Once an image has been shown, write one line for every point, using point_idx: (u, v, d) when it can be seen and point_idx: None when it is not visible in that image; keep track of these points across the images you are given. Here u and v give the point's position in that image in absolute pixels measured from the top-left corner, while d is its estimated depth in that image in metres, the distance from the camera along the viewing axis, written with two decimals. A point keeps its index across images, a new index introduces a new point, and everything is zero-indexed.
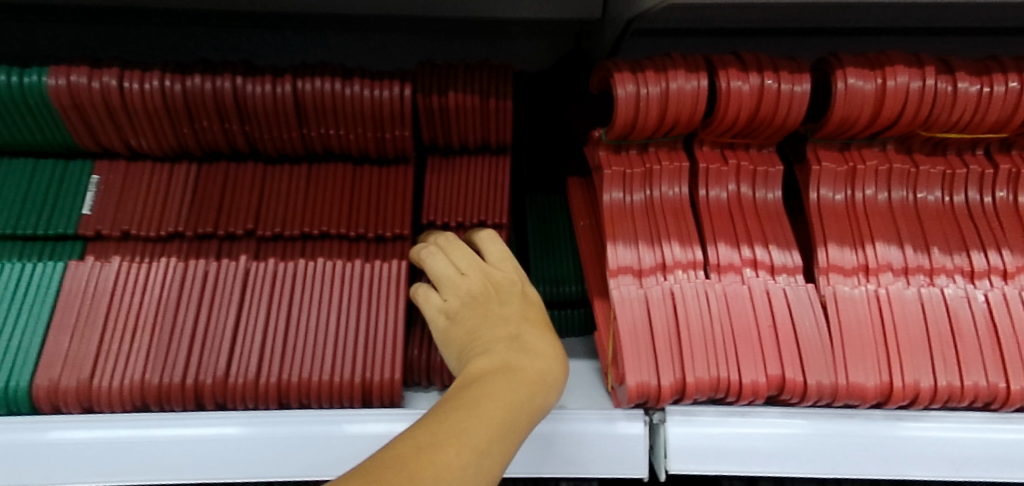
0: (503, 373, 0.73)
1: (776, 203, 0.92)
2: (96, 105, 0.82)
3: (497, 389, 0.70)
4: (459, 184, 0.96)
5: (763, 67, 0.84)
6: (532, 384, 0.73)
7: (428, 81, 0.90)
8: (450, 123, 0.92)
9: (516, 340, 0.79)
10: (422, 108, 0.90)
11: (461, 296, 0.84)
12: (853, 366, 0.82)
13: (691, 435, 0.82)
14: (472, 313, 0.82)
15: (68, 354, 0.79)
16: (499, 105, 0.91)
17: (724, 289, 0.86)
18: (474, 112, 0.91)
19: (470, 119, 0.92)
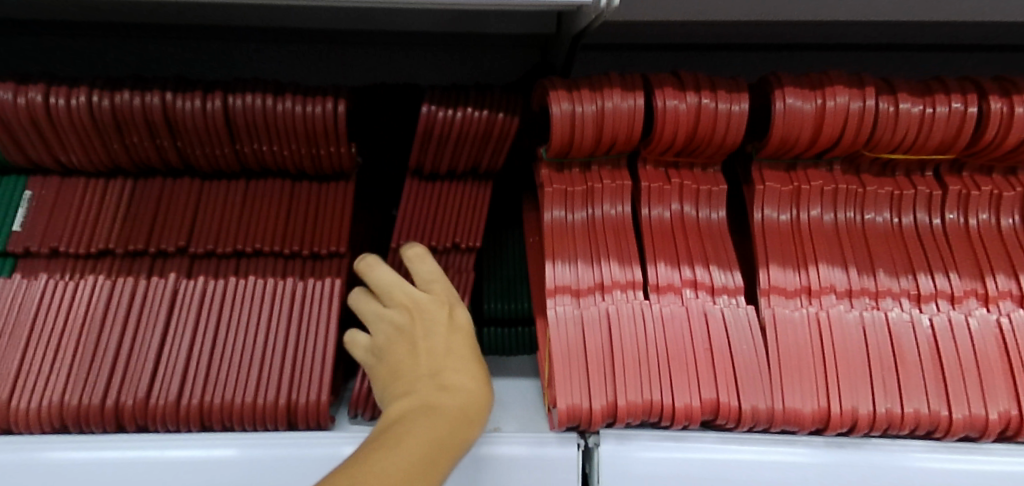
0: (419, 415, 0.72)
1: (719, 223, 0.91)
2: (22, 121, 0.81)
3: (417, 428, 0.69)
4: (434, 207, 0.91)
5: (700, 87, 0.83)
6: (453, 421, 0.72)
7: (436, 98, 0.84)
8: (448, 146, 0.86)
9: (435, 377, 0.76)
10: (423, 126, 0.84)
11: (386, 330, 0.80)
12: (788, 390, 0.81)
13: (624, 460, 0.80)
14: (392, 351, 0.79)
15: None
16: (497, 130, 0.85)
17: (662, 311, 0.85)
18: (477, 137, 0.85)
19: (464, 143, 0.86)
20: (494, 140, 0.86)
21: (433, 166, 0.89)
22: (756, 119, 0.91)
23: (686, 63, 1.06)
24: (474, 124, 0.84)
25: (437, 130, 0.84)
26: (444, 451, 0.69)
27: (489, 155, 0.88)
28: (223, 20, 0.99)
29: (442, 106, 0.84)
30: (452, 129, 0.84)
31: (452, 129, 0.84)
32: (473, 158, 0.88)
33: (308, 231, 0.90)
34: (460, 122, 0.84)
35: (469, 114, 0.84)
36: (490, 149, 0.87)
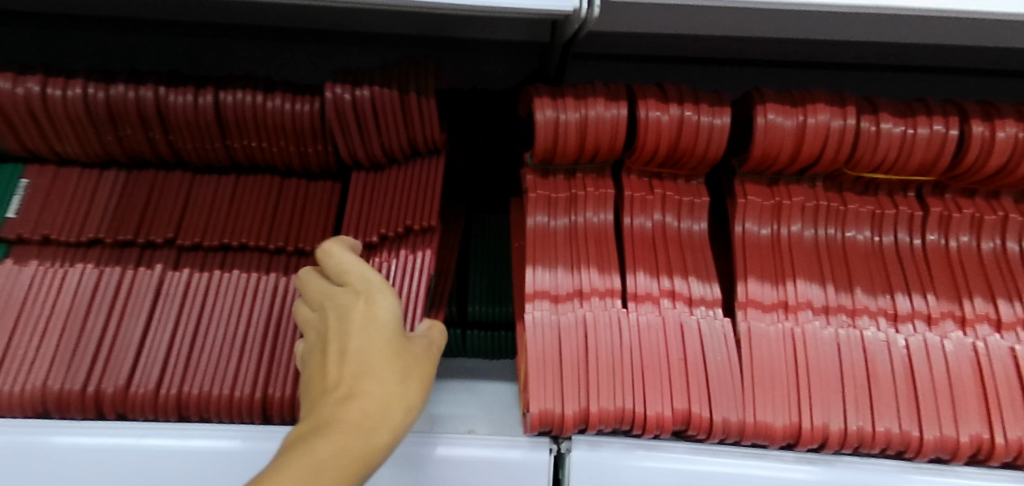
0: (318, 429, 0.67)
1: (701, 235, 0.92)
2: (19, 109, 0.83)
3: (310, 443, 0.64)
4: (387, 193, 0.88)
5: (683, 99, 0.84)
6: (354, 431, 0.66)
7: (341, 79, 0.83)
8: (370, 125, 0.84)
9: (344, 384, 0.71)
10: (334, 108, 0.83)
11: (311, 339, 0.78)
12: (760, 404, 0.81)
13: (594, 466, 0.81)
14: (314, 360, 0.75)
15: None
16: (413, 100, 0.83)
17: (638, 319, 0.85)
18: (392, 113, 0.83)
19: (386, 119, 0.84)
20: (415, 117, 0.84)
21: (366, 151, 0.87)
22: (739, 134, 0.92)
23: (676, 77, 1.07)
24: (381, 103, 0.82)
25: (348, 110, 0.82)
26: (343, 464, 0.64)
27: (418, 128, 0.84)
28: (222, 17, 1.01)
29: (346, 87, 0.82)
30: (362, 108, 0.83)
31: (362, 108, 0.83)
32: (403, 138, 0.85)
33: (292, 229, 0.91)
34: (370, 98, 0.83)
35: (373, 90, 0.82)
36: (418, 126, 0.84)
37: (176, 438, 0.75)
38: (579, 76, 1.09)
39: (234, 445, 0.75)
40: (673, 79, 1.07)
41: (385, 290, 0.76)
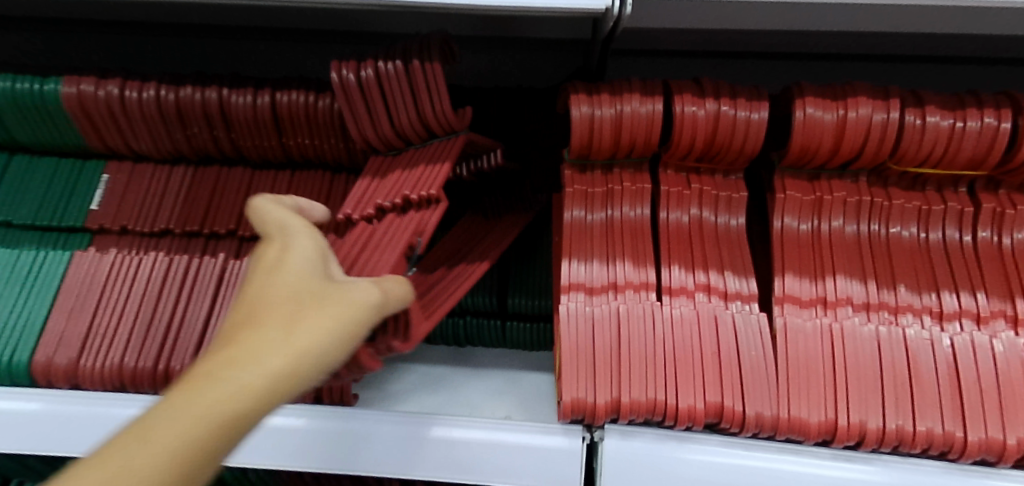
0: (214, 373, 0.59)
1: (739, 230, 0.92)
2: (101, 110, 0.91)
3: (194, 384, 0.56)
4: (394, 175, 0.83)
5: (719, 94, 0.85)
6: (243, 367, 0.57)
7: (348, 60, 0.83)
8: (376, 102, 0.82)
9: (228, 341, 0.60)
10: (342, 87, 0.82)
11: None
12: (794, 399, 0.81)
13: (626, 455, 0.82)
14: None
15: (62, 334, 0.89)
16: (418, 73, 0.80)
17: (673, 313, 0.86)
18: (398, 87, 0.80)
19: (392, 97, 0.81)
20: (420, 90, 0.80)
21: (378, 133, 0.85)
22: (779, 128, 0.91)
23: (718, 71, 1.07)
24: (387, 77, 0.80)
25: (355, 88, 0.81)
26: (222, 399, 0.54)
27: (424, 101, 0.80)
28: (281, 23, 1.07)
29: (353, 66, 0.81)
30: (370, 86, 0.81)
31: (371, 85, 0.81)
32: (411, 115, 0.82)
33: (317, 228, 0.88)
34: (376, 76, 0.81)
35: (380, 66, 0.80)
36: (425, 99, 0.81)
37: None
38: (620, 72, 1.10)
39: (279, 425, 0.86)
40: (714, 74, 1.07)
41: (304, 235, 0.69)
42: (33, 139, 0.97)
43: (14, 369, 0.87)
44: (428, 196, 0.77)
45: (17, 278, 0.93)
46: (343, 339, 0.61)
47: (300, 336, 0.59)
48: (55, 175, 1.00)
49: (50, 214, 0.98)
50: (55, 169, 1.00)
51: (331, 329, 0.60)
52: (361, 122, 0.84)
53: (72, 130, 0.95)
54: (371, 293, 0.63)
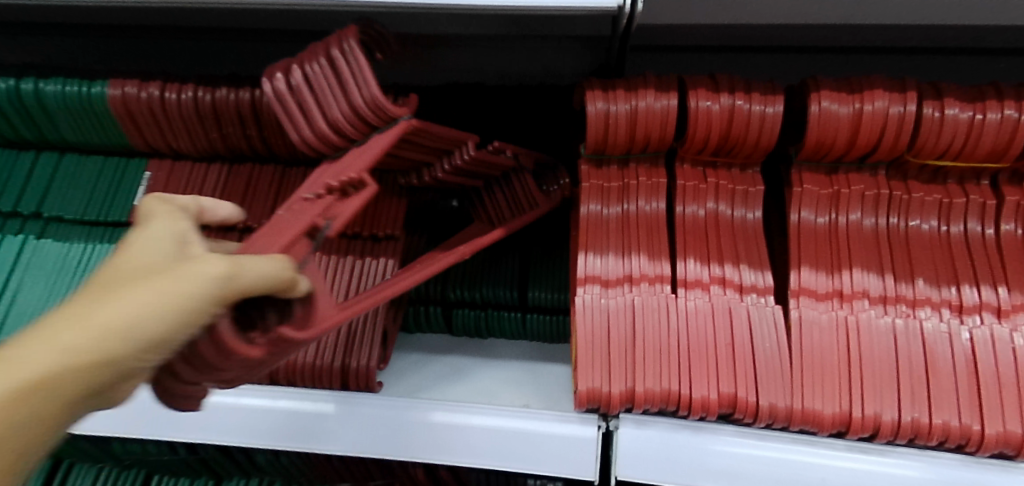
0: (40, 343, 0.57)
1: (755, 223, 0.93)
2: (143, 111, 0.97)
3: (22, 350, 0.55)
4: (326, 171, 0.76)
5: (734, 89, 0.86)
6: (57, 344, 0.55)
7: (274, 65, 0.79)
8: (308, 99, 0.77)
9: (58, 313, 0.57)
10: (273, 93, 0.77)
11: None
12: (808, 391, 0.82)
13: (641, 443, 0.84)
14: None
15: None
16: (343, 61, 0.76)
17: (688, 305, 0.87)
18: (327, 80, 0.76)
19: (323, 92, 0.77)
20: (348, 79, 0.76)
21: (319, 131, 0.78)
22: (796, 122, 0.92)
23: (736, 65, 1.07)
24: (313, 69, 0.76)
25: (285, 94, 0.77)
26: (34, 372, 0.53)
27: (353, 87, 0.76)
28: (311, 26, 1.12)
29: (277, 71, 0.78)
30: (302, 80, 0.78)
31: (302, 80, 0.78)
32: (344, 108, 0.76)
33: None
34: (305, 77, 0.77)
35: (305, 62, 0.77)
36: (354, 87, 0.76)
37: (261, 398, 0.89)
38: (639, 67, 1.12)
39: (309, 408, 0.89)
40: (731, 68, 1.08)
41: (167, 217, 0.64)
42: (82, 139, 1.03)
43: None
44: (349, 181, 0.71)
45: (67, 271, 0.99)
46: (179, 320, 0.57)
47: (121, 314, 0.56)
48: (102, 173, 1.06)
49: (98, 210, 1.04)
50: (101, 167, 1.06)
51: (156, 313, 0.56)
52: (297, 118, 0.78)
53: (116, 130, 1.01)
54: (216, 268, 0.58)
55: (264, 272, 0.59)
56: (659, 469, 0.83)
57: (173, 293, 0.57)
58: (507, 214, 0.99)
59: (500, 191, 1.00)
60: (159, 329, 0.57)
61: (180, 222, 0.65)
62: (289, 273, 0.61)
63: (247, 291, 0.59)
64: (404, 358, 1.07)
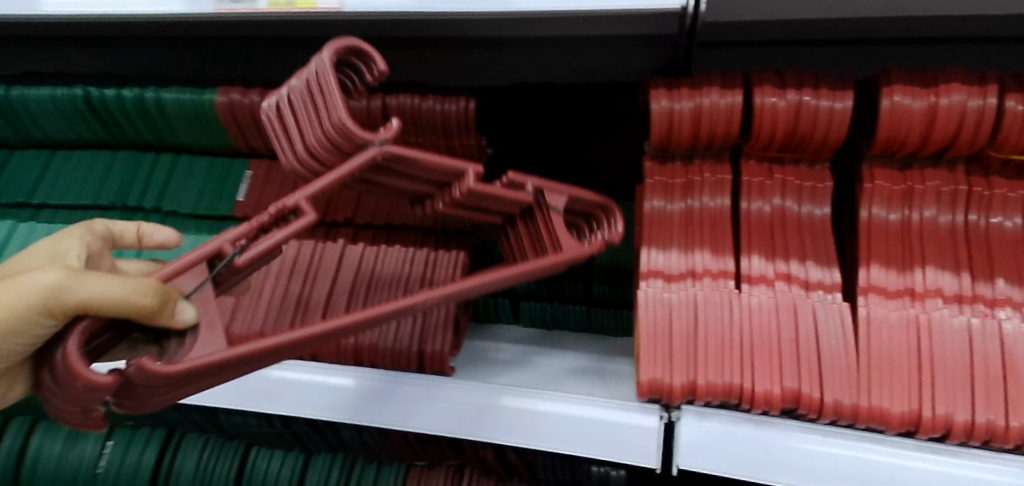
0: None
1: (823, 220, 0.93)
2: (245, 116, 1.07)
3: None
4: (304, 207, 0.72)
5: (801, 85, 0.87)
6: None
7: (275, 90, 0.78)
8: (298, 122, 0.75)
9: None
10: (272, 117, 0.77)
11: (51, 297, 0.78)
12: (876, 388, 0.81)
13: (703, 434, 0.85)
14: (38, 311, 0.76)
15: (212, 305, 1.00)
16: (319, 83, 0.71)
17: (752, 300, 0.87)
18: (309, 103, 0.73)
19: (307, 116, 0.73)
20: (323, 103, 0.71)
21: (308, 161, 0.75)
22: (867, 118, 0.91)
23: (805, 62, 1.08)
24: (297, 96, 0.74)
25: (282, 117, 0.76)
26: None
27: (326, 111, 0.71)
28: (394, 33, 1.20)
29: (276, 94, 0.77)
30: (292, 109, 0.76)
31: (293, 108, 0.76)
32: (321, 133, 0.72)
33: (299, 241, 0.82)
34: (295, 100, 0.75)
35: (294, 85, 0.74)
36: (325, 112, 0.71)
37: (347, 378, 0.96)
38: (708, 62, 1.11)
39: (390, 389, 0.95)
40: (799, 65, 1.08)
41: (80, 232, 0.77)
42: (195, 140, 1.15)
43: None
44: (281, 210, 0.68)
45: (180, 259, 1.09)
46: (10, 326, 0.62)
47: None
48: (210, 173, 1.17)
49: (207, 205, 1.15)
50: (209, 168, 1.18)
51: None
52: (289, 145, 0.76)
53: (223, 133, 1.11)
54: (50, 278, 0.62)
55: (120, 293, 0.60)
56: (721, 461, 0.84)
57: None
58: (527, 252, 0.84)
59: (524, 228, 0.84)
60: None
61: (90, 241, 0.78)
62: (148, 302, 0.60)
63: (91, 303, 0.62)
64: (473, 347, 1.12)
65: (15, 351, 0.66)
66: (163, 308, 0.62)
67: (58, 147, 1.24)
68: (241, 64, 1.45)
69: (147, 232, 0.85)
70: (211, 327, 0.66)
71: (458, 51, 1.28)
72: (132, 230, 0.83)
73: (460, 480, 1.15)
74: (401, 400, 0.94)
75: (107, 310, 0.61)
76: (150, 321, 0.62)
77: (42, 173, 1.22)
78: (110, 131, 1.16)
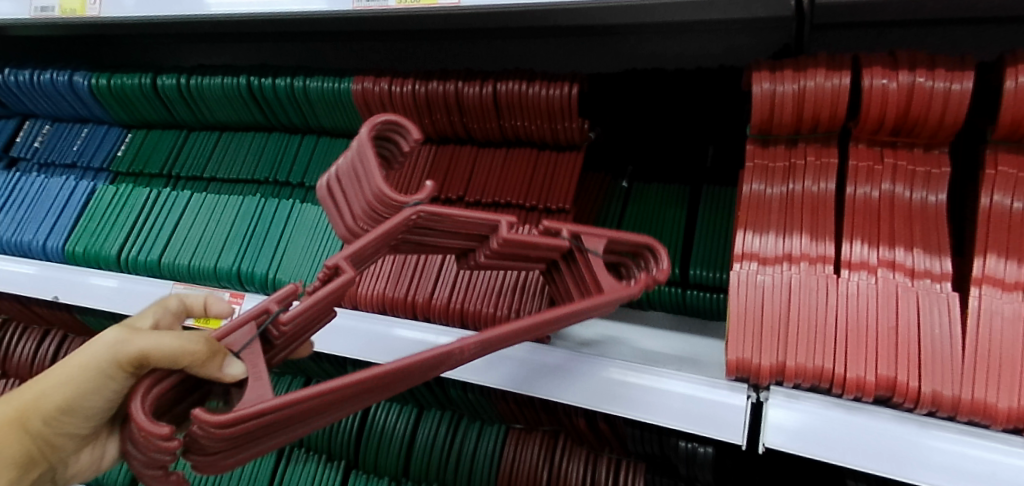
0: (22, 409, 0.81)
1: (938, 206, 0.89)
2: (375, 103, 1.19)
3: None
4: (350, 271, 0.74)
5: (915, 66, 0.85)
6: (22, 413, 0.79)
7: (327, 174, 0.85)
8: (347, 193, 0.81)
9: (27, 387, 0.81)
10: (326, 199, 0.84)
11: None
12: (980, 380, 0.77)
13: (791, 416, 0.82)
14: None
15: None
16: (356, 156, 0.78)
17: (851, 285, 0.86)
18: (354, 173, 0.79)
19: (352, 188, 0.79)
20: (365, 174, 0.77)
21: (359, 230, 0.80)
22: (992, 103, 0.89)
23: (893, 43, 1.21)
24: (342, 172, 0.80)
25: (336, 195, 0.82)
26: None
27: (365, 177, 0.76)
28: (516, 21, 1.32)
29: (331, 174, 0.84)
30: (342, 186, 0.81)
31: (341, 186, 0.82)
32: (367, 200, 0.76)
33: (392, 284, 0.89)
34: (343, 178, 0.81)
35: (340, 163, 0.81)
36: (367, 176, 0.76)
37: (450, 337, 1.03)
38: (823, 42, 1.25)
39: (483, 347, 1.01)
40: (885, 50, 1.21)
41: (154, 308, 0.89)
42: (334, 124, 1.31)
43: None
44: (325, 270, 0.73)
45: (318, 228, 1.23)
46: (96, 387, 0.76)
47: (63, 383, 0.76)
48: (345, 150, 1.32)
49: None
50: (344, 147, 1.33)
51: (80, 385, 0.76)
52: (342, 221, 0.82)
53: (357, 117, 1.26)
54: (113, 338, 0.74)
55: (171, 346, 0.69)
56: (826, 448, 0.80)
57: (73, 365, 0.75)
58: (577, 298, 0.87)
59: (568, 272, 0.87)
60: (80, 393, 0.77)
61: (159, 315, 0.89)
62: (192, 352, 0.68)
63: (148, 355, 0.71)
64: None
65: (97, 406, 0.80)
66: (211, 357, 0.69)
67: (225, 128, 1.46)
68: (375, 56, 1.61)
69: (211, 302, 0.95)
70: (256, 377, 0.68)
71: (581, 37, 1.42)
72: (200, 301, 0.94)
73: (554, 445, 1.22)
74: (493, 362, 1.00)
75: (162, 361, 0.70)
76: (197, 369, 0.69)
77: (211, 150, 1.43)
78: (266, 115, 1.35)
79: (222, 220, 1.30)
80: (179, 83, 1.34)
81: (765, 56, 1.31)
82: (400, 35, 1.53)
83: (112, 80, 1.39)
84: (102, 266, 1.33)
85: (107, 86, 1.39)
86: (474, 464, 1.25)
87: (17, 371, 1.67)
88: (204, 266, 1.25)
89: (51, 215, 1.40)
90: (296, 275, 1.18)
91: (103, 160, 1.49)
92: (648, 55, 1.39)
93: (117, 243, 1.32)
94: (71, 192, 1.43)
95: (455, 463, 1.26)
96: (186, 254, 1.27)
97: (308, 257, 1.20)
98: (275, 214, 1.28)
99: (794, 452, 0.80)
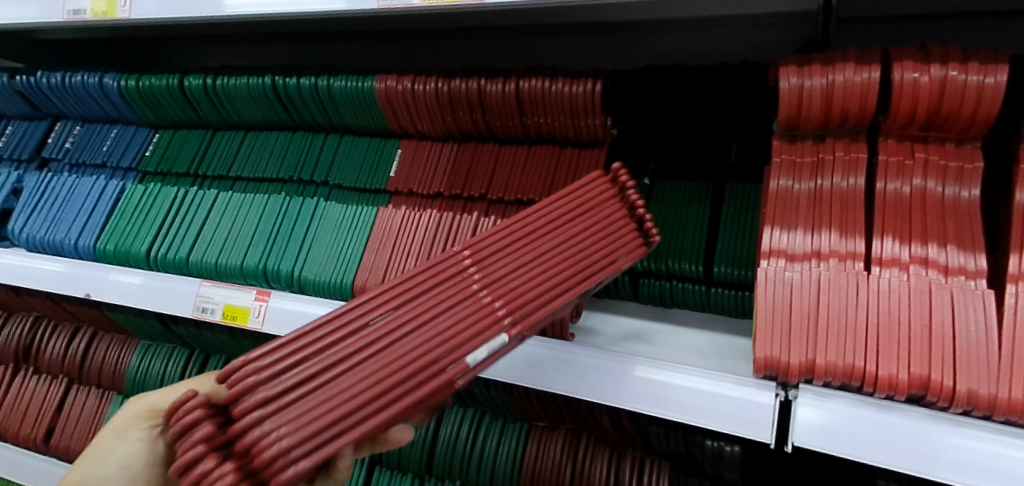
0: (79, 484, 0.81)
1: (972, 202, 0.87)
2: (399, 101, 1.20)
3: None
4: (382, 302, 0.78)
5: (948, 59, 0.84)
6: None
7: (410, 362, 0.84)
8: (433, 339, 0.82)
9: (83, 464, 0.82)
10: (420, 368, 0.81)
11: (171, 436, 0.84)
12: (1016, 379, 0.76)
13: (820, 414, 0.81)
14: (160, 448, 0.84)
15: (372, 265, 1.17)
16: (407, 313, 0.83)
17: (882, 282, 0.84)
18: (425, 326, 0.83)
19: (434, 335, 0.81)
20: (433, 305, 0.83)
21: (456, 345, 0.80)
22: None
23: (922, 36, 1.20)
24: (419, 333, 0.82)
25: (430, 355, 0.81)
26: None
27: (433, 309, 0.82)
28: (538, 18, 1.32)
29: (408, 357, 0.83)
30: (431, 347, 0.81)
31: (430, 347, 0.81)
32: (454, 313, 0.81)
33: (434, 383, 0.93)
34: None
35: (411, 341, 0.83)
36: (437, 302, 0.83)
37: None
38: (849, 37, 1.24)
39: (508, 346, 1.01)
40: (914, 44, 1.19)
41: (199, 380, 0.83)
42: (357, 123, 1.31)
43: (341, 288, 1.17)
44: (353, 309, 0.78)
45: (344, 226, 1.25)
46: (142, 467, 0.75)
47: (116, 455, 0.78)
48: (368, 149, 1.33)
49: (364, 180, 1.30)
50: (367, 146, 1.34)
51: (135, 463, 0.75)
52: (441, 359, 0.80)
53: (380, 116, 1.27)
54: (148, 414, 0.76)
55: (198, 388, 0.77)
56: (855, 446, 0.79)
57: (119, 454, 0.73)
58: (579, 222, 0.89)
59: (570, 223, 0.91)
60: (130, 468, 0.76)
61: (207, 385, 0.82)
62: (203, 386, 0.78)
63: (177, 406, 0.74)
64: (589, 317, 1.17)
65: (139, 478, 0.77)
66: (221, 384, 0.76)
67: (250, 128, 1.48)
68: (397, 55, 1.62)
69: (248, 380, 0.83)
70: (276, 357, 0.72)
71: (602, 33, 1.42)
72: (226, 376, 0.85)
73: (577, 443, 1.22)
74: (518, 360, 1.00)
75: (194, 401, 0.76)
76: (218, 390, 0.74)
77: (237, 149, 1.45)
78: (291, 115, 1.36)
79: (248, 219, 1.32)
80: (206, 84, 1.36)
81: (791, 51, 1.30)
82: (421, 33, 1.55)
83: (141, 81, 1.41)
84: (132, 264, 1.35)
85: (135, 87, 1.42)
86: (497, 462, 1.24)
87: (50, 367, 1.71)
88: (230, 264, 1.26)
89: (83, 214, 1.42)
90: (321, 272, 1.19)
91: (131, 159, 1.52)
92: (671, 50, 1.38)
93: (146, 241, 1.34)
94: (101, 191, 1.46)
95: (477, 461, 1.26)
96: (213, 252, 1.29)
97: (333, 255, 1.21)
98: (300, 212, 1.30)
99: (825, 451, 0.80)
